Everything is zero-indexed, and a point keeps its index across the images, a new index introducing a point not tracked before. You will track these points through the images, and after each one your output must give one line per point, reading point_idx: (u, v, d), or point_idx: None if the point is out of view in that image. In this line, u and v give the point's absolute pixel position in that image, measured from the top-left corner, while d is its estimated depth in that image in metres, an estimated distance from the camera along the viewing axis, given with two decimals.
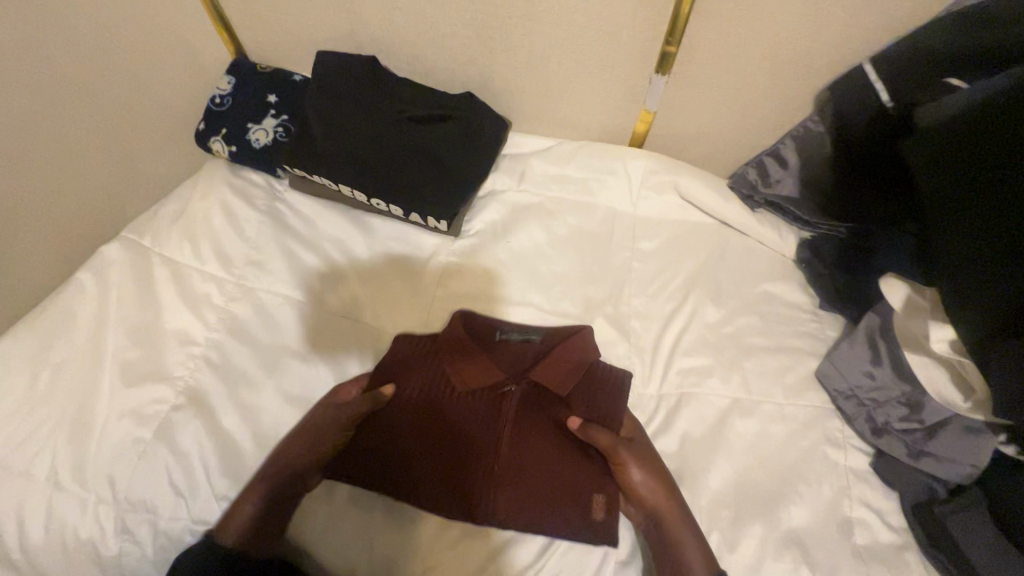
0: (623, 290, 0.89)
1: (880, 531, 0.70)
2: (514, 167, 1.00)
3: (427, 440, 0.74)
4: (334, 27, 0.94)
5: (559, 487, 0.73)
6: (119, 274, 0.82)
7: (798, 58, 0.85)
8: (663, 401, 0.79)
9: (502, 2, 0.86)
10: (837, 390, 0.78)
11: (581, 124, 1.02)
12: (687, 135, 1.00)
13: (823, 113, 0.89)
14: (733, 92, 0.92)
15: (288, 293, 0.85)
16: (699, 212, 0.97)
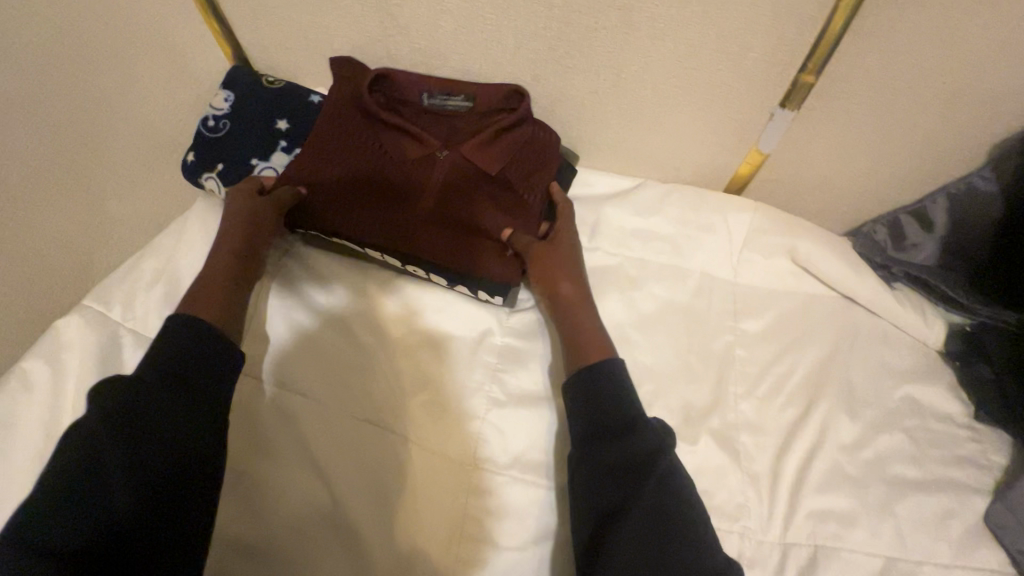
0: (729, 391, 0.69)
1: None
2: (585, 216, 0.80)
3: (360, 175, 0.70)
4: (365, 32, 0.72)
5: (464, 208, 0.71)
6: (77, 364, 0.62)
7: (979, 98, 0.64)
8: (794, 557, 0.59)
9: (592, 8, 0.64)
10: (1023, 551, 0.59)
11: (669, 162, 0.81)
12: (805, 183, 0.79)
13: (1000, 170, 0.69)
14: (877, 138, 0.71)
15: (298, 388, 0.66)
16: (819, 286, 0.77)
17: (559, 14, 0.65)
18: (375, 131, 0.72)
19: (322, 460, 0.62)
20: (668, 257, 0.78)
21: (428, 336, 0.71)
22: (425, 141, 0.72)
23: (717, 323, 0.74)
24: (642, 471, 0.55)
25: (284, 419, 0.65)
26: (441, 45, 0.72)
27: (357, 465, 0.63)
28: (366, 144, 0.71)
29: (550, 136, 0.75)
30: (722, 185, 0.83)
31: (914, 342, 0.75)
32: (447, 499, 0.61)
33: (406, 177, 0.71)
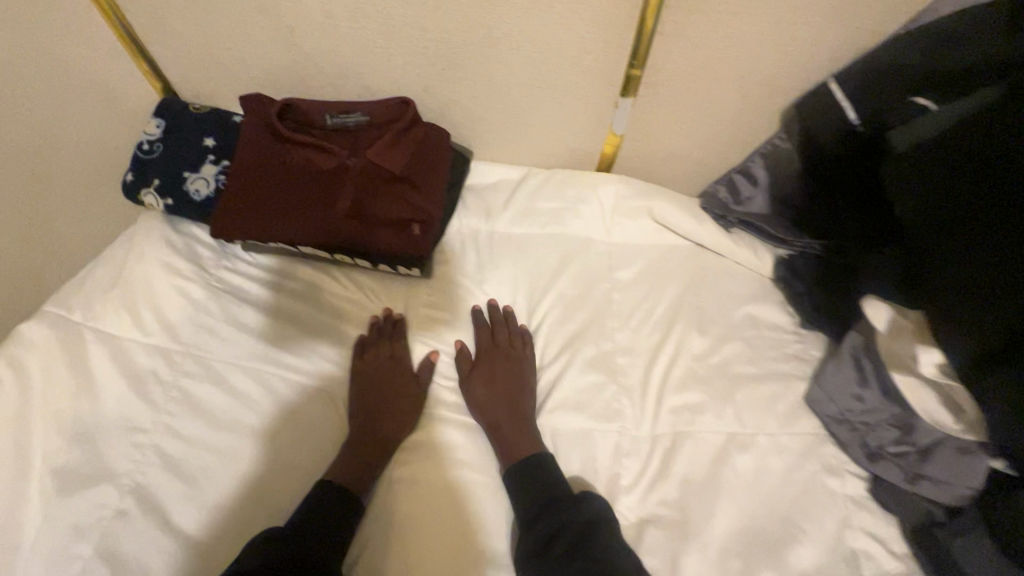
0: (608, 325, 0.85)
1: (885, 560, 0.68)
2: (484, 201, 0.96)
3: (287, 187, 0.82)
4: (274, 60, 0.85)
5: (379, 201, 0.84)
6: (42, 359, 0.72)
7: (765, 78, 0.84)
8: (659, 442, 0.75)
9: (458, 29, 0.80)
10: (829, 415, 0.77)
11: (547, 149, 0.98)
12: (657, 156, 0.98)
13: (787, 132, 0.90)
14: (702, 116, 0.90)
15: (245, 361, 0.76)
16: (675, 237, 0.94)
17: (434, 34, 0.80)
18: (292, 146, 0.84)
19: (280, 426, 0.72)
20: (552, 227, 0.93)
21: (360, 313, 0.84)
22: (334, 151, 0.84)
23: (595, 274, 0.90)
24: (559, 538, 0.64)
25: (247, 392, 0.74)
26: (341, 67, 0.86)
27: (313, 433, 0.72)
28: (285, 159, 0.83)
29: (442, 134, 0.91)
30: (593, 165, 1.01)
31: (752, 274, 0.93)
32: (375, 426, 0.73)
33: (319, 184, 0.83)
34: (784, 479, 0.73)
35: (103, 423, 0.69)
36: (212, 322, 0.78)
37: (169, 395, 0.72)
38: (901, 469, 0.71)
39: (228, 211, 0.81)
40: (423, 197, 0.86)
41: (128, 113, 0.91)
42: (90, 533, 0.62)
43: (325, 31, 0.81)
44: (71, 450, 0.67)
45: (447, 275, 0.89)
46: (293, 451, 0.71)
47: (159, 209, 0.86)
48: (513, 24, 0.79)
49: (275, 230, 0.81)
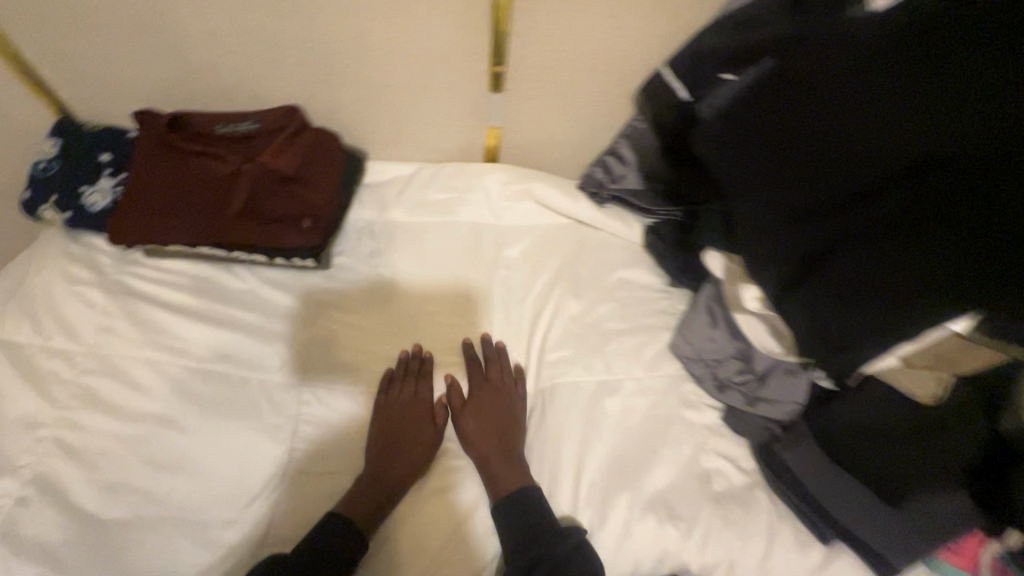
0: (497, 299, 0.94)
1: (734, 476, 0.79)
2: (379, 195, 1.03)
3: (186, 194, 0.89)
4: (155, 75, 0.91)
5: (271, 200, 0.90)
6: None
7: (613, 66, 0.93)
8: None
9: (326, 38, 0.86)
10: (688, 355, 0.86)
11: (436, 144, 1.06)
12: (535, 141, 1.07)
13: (642, 115, 0.95)
14: (565, 104, 0.99)
15: (143, 357, 0.83)
16: (551, 213, 1.03)
17: (297, 44, 0.87)
18: (182, 156, 0.90)
19: (207, 432, 0.78)
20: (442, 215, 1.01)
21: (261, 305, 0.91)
22: (224, 160, 0.90)
23: (478, 254, 0.98)
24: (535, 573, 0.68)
25: (143, 386, 0.81)
26: (217, 77, 0.91)
27: (242, 434, 0.79)
28: (178, 169, 0.90)
29: (332, 138, 0.96)
30: (480, 153, 1.10)
31: (625, 241, 1.03)
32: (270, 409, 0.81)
33: (212, 190, 0.89)
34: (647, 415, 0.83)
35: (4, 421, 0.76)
36: (114, 324, 0.84)
37: (70, 392, 0.79)
38: (741, 394, 0.81)
39: (132, 216, 0.88)
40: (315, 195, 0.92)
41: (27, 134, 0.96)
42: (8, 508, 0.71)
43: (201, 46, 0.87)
44: None
45: (342, 267, 0.96)
46: (189, 434, 0.78)
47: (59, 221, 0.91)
48: (364, 31, 0.86)
49: (177, 236, 0.89)
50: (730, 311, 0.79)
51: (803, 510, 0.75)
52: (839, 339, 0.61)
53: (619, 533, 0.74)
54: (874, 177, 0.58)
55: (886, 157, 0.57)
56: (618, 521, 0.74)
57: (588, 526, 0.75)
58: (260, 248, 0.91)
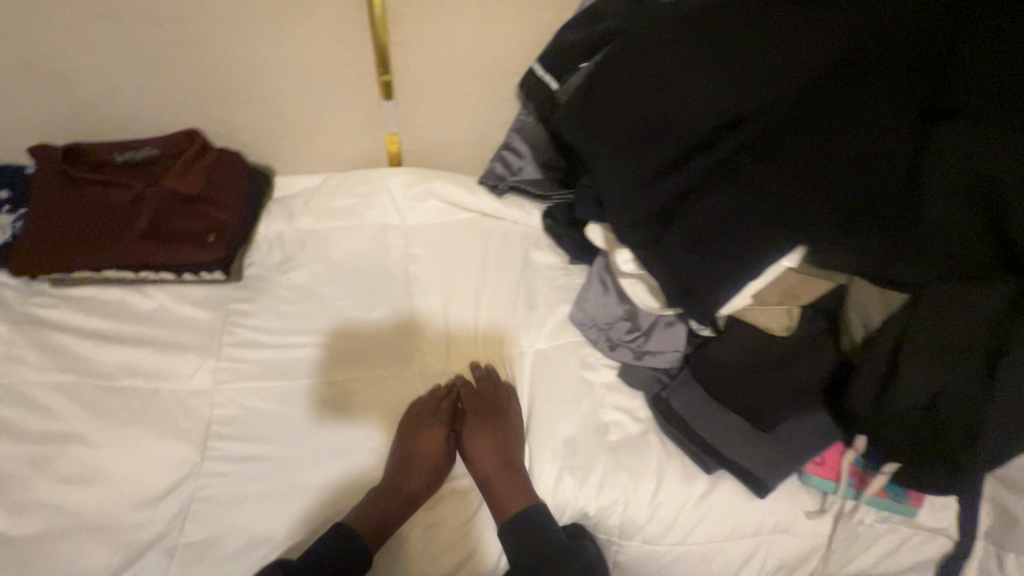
0: (407, 290, 0.87)
1: (668, 468, 0.70)
2: (423, 176, 0.97)
3: (132, 180, 0.85)
4: (124, 117, 0.87)
5: (332, 199, 0.95)
6: None
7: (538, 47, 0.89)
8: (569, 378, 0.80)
9: (394, 26, 0.82)
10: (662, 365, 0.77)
11: (490, 123, 0.98)
12: (438, 145, 1.00)
13: (529, 106, 0.90)
14: (490, 98, 0.94)
15: (174, 301, 0.83)
16: (501, 214, 0.97)
17: (266, 74, 0.85)
18: (220, 152, 0.89)
19: (218, 374, 0.75)
20: (487, 203, 0.96)
21: (293, 274, 0.87)
22: (234, 155, 0.90)
23: (437, 226, 0.95)
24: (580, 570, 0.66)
25: (170, 323, 0.80)
26: (155, 109, 0.87)
27: (260, 385, 0.75)
28: (201, 155, 0.88)
29: (393, 122, 0.95)
30: (384, 160, 1.01)
31: (528, 230, 0.97)
32: (309, 365, 0.77)
33: (123, 222, 0.83)
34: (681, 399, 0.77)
35: (36, 330, 0.77)
36: (23, 354, 0.75)
37: (103, 320, 0.80)
38: (630, 350, 0.78)
39: (42, 190, 0.82)
40: (372, 201, 0.95)
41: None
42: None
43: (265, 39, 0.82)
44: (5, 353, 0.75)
45: (312, 233, 0.92)
46: (149, 373, 0.75)
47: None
48: (361, 65, 0.86)
49: (75, 260, 0.80)
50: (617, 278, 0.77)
51: (853, 438, 0.66)
52: (948, 265, 0.55)
53: (650, 497, 0.68)
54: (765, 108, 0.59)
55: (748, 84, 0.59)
56: (650, 482, 0.69)
57: (621, 484, 0.69)
58: (157, 267, 0.82)
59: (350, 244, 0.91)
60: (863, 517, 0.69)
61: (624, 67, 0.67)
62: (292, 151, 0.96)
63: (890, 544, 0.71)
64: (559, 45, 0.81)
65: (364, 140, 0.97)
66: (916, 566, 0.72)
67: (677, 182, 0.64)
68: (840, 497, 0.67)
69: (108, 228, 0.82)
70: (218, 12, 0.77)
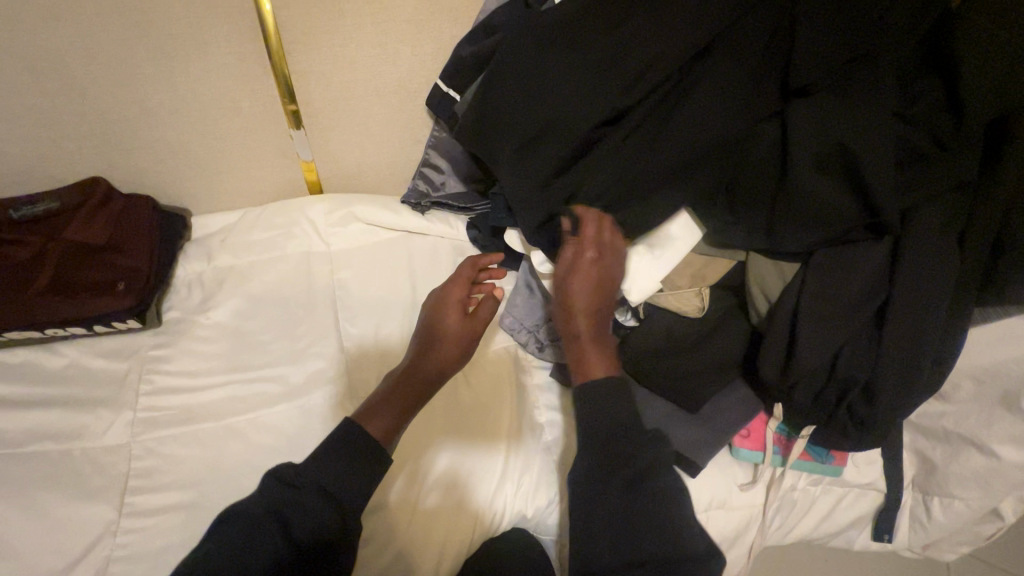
0: (333, 317, 0.86)
1: None
2: (342, 202, 0.97)
3: (28, 238, 0.82)
4: (14, 171, 0.83)
5: (250, 234, 0.93)
6: None
7: (439, 64, 0.91)
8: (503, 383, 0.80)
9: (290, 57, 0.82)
10: None
11: (403, 143, 0.99)
12: (354, 169, 1.00)
13: (439, 122, 0.93)
14: (400, 118, 0.95)
15: (86, 358, 0.79)
16: (425, 230, 0.97)
17: (163, 114, 0.84)
18: (123, 200, 0.87)
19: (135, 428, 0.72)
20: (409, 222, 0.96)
21: (214, 314, 0.85)
22: (137, 201, 0.88)
23: (362, 248, 0.94)
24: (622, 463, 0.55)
25: (82, 382, 0.77)
26: (48, 160, 0.84)
27: (182, 434, 0.72)
28: (102, 205, 0.85)
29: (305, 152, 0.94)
30: (303, 189, 1.01)
31: (454, 242, 0.97)
32: (234, 406, 0.75)
33: (26, 283, 0.80)
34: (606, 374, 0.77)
35: None
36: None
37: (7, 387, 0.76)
38: (557, 349, 0.79)
39: None
40: (293, 232, 0.94)
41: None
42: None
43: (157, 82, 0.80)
44: None
45: (232, 269, 0.90)
46: (60, 437, 0.71)
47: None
48: (263, 95, 0.86)
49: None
50: (540, 281, 0.79)
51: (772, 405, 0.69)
52: (820, 230, 0.60)
53: None
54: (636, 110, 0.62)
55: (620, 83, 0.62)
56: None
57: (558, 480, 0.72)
58: (64, 324, 0.79)
59: (273, 277, 0.89)
60: (793, 483, 0.72)
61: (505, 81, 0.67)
62: (203, 190, 0.94)
63: (825, 504, 0.74)
64: (456, 59, 0.84)
65: (277, 173, 0.96)
66: (851, 521, 0.75)
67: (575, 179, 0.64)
68: (769, 467, 0.69)
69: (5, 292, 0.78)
70: (103, 53, 0.76)
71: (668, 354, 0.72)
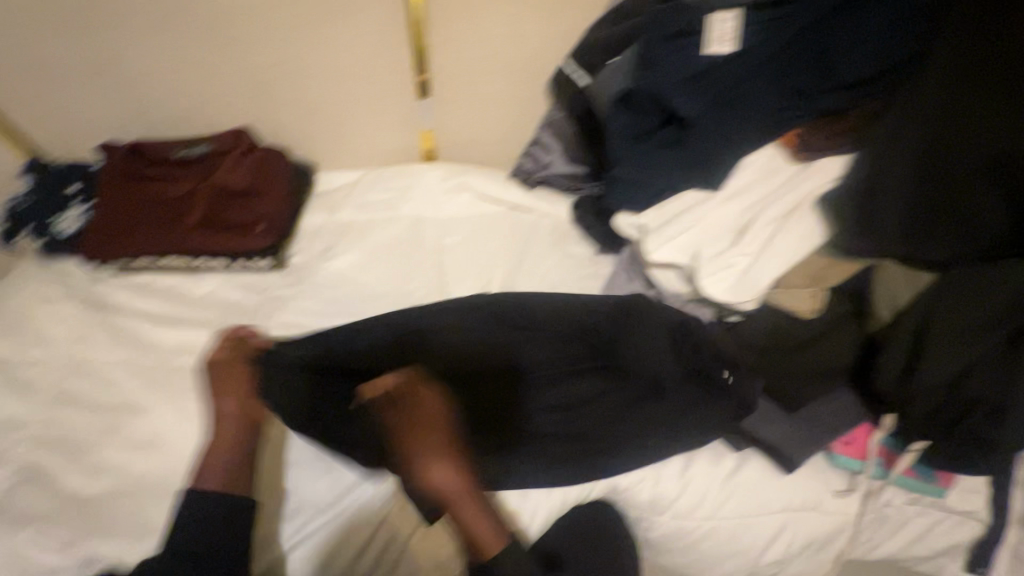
0: (440, 279, 0.91)
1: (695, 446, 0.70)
2: (454, 173, 1.01)
3: (180, 174, 0.90)
4: (179, 115, 0.93)
5: (367, 195, 0.99)
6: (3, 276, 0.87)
7: (567, 46, 0.93)
8: None
9: (431, 27, 0.87)
10: None
11: (517, 121, 1.02)
12: (467, 141, 1.04)
13: (556, 103, 0.97)
14: (519, 96, 0.99)
15: (224, 289, 0.88)
16: (529, 206, 1.00)
17: (309, 72, 0.90)
18: (260, 148, 0.95)
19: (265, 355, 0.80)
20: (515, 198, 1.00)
21: (333, 263, 0.92)
22: (273, 151, 0.96)
23: (468, 218, 0.99)
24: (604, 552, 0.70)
25: (218, 310, 0.85)
26: (206, 107, 0.92)
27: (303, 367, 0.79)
28: (243, 151, 0.93)
29: (427, 120, 0.99)
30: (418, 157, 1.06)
31: (556, 222, 0.99)
32: None
33: (178, 210, 0.88)
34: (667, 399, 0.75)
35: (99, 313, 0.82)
36: (90, 331, 0.80)
37: (159, 304, 0.85)
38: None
39: (105, 185, 0.88)
40: (406, 197, 0.99)
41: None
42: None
43: (311, 42, 0.87)
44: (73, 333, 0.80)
45: (352, 224, 0.97)
46: (201, 353, 0.80)
47: (34, 249, 0.89)
48: (399, 62, 0.91)
49: (143, 248, 0.87)
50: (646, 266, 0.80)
51: (880, 415, 0.68)
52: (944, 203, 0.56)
53: (680, 473, 0.67)
54: (738, 103, 0.67)
55: (734, 93, 0.67)
56: (680, 459, 0.68)
57: (649, 459, 0.69)
58: (210, 254, 0.88)
59: (385, 236, 0.95)
60: (890, 499, 0.70)
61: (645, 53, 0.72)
62: (330, 148, 1.01)
63: (919, 527, 0.72)
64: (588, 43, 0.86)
65: (399, 138, 1.02)
66: (945, 549, 0.72)
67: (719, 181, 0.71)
68: (866, 477, 0.68)
69: (159, 219, 0.87)
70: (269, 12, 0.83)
71: (777, 354, 0.71)
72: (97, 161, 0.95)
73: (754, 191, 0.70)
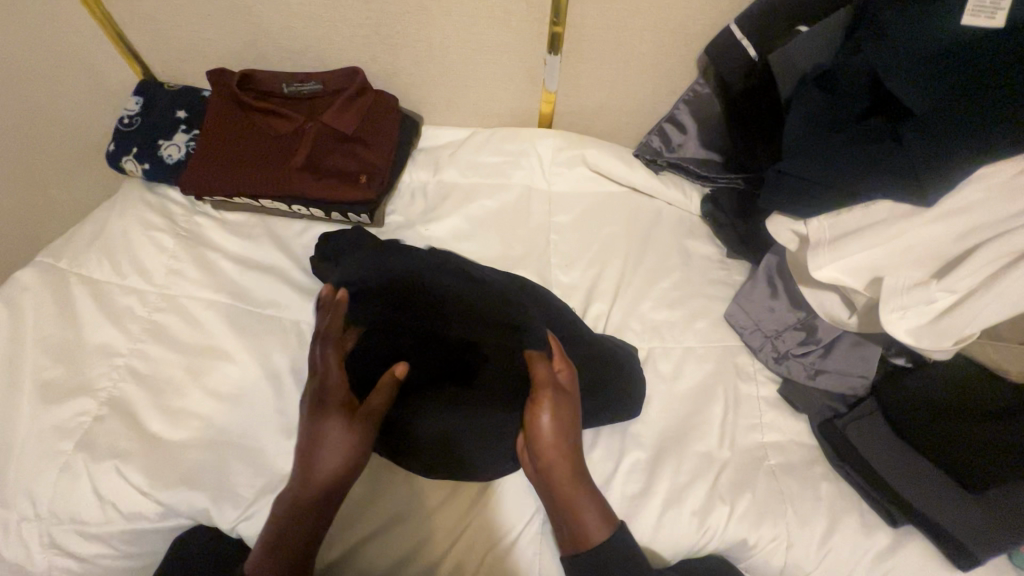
0: (548, 261, 0.81)
1: (834, 516, 0.60)
2: (575, 145, 0.90)
3: (286, 111, 0.84)
4: (293, 48, 0.86)
5: (476, 158, 0.90)
6: (112, 199, 0.85)
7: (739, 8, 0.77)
8: (724, 385, 0.69)
9: None
10: (830, 391, 0.67)
11: (654, 91, 0.88)
12: (593, 108, 0.92)
13: (706, 75, 0.82)
14: (664, 64, 0.84)
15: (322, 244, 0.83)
16: (654, 191, 0.88)
17: (435, 15, 0.80)
18: (369, 90, 0.86)
19: None
20: (639, 180, 0.87)
21: (434, 230, 0.84)
22: (383, 95, 0.87)
23: (583, 196, 0.88)
24: None
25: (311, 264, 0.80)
26: (321, 43, 0.85)
27: None
28: (351, 92, 0.84)
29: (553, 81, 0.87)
30: (535, 119, 0.95)
31: (681, 214, 0.87)
32: None
33: (282, 149, 0.82)
34: (795, 462, 0.64)
35: (193, 250, 0.79)
36: (184, 267, 0.77)
37: (254, 249, 0.81)
38: (802, 366, 0.68)
39: (213, 115, 0.84)
40: (518, 165, 0.89)
41: (109, 95, 0.91)
42: (80, 456, 0.61)
43: None
44: (165, 270, 0.76)
45: (455, 187, 0.88)
46: (290, 308, 0.75)
47: (137, 176, 0.86)
48: (536, 12, 0.78)
49: (236, 182, 0.81)
50: (795, 282, 0.69)
51: None
52: None
53: (820, 539, 0.59)
54: (991, 96, 0.52)
55: (986, 87, 0.52)
56: (821, 523, 0.60)
57: (783, 519, 0.60)
58: (307, 201, 0.81)
59: (491, 204, 0.86)
60: None
61: (874, 29, 0.61)
62: (442, 99, 0.92)
63: None
64: (773, 9, 0.73)
65: (519, 99, 0.91)
66: None
67: (932, 174, 0.54)
68: None
69: (261, 158, 0.82)
70: None
71: (962, 419, 0.58)
72: (207, 89, 0.91)
73: (975, 215, 0.55)
